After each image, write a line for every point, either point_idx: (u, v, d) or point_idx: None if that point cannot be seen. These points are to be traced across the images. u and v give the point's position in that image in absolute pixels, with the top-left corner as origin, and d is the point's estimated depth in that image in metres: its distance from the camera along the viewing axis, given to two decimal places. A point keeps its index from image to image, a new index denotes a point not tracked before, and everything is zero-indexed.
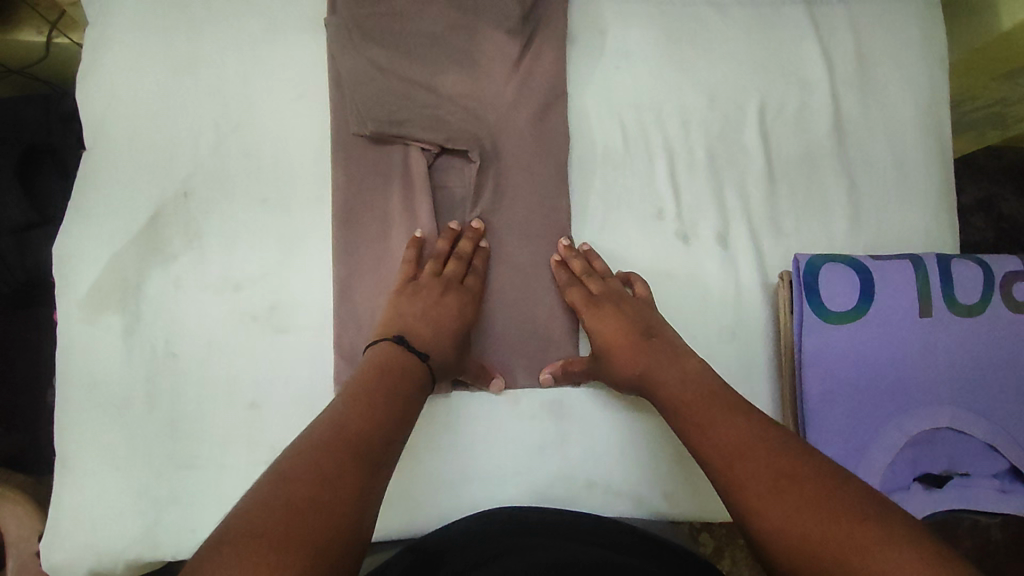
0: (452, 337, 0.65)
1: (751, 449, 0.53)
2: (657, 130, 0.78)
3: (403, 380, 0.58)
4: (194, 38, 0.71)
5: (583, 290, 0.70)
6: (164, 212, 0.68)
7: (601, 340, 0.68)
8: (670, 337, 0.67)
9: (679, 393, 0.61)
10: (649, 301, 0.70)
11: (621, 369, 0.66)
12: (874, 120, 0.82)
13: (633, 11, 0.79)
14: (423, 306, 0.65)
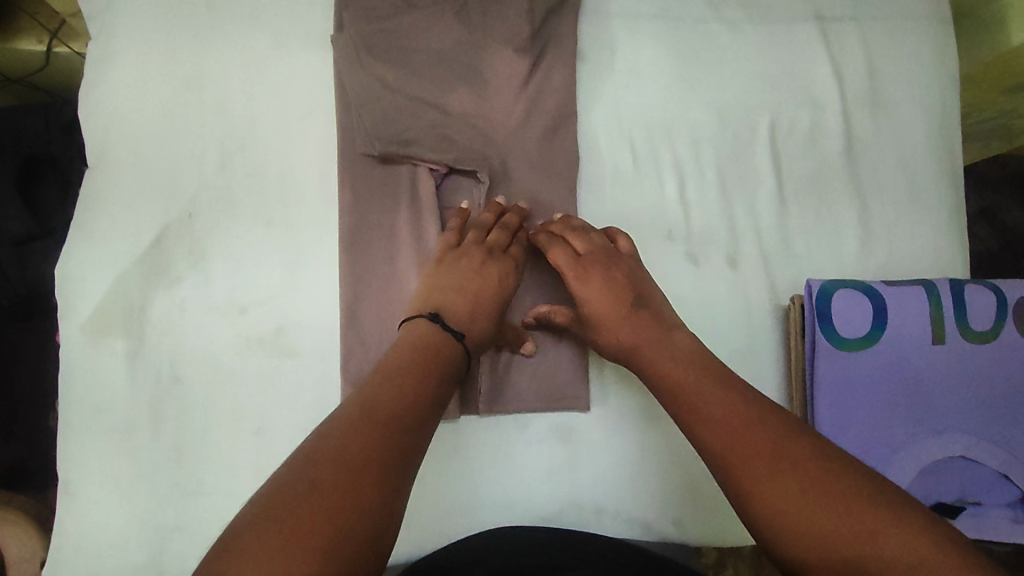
0: (488, 318, 0.62)
1: (747, 430, 0.50)
2: (667, 148, 0.77)
3: (433, 356, 0.55)
4: (199, 56, 0.70)
5: (568, 250, 0.67)
6: (168, 234, 0.67)
7: (591, 308, 0.65)
8: (660, 304, 0.64)
9: (668, 368, 0.58)
10: (632, 254, 0.68)
11: (613, 338, 0.63)
12: (884, 139, 0.81)
13: (643, 29, 0.78)
14: (461, 282, 0.63)
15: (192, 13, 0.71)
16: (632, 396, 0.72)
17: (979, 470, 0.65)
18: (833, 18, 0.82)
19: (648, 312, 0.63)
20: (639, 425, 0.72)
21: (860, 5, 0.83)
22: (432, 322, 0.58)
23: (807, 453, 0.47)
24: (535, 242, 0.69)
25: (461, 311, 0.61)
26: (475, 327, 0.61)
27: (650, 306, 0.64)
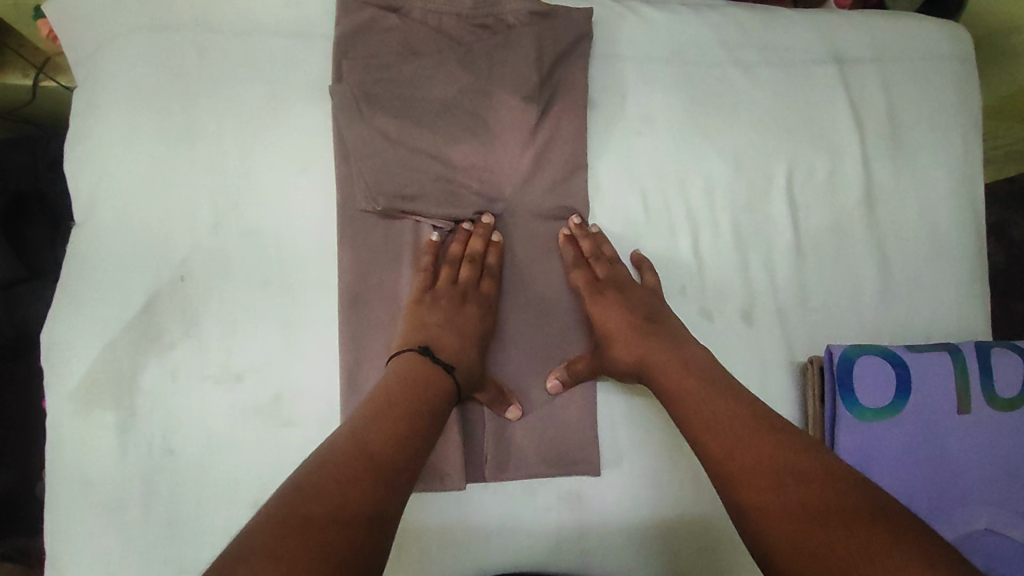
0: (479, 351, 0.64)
1: (754, 445, 0.52)
2: (680, 198, 0.74)
3: (424, 389, 0.58)
4: (191, 108, 0.67)
5: (588, 273, 0.69)
6: (160, 298, 0.64)
7: (604, 325, 0.66)
8: (671, 321, 0.66)
9: (676, 380, 0.60)
10: (656, 289, 0.69)
11: (619, 355, 0.65)
12: (905, 185, 0.78)
13: (654, 73, 0.75)
14: (446, 315, 0.64)
15: (183, 63, 0.68)
16: (644, 462, 0.69)
17: (1006, 543, 0.62)
18: (852, 60, 0.79)
19: (660, 328, 0.65)
20: (652, 492, 0.69)
21: (880, 46, 0.80)
22: (423, 356, 0.61)
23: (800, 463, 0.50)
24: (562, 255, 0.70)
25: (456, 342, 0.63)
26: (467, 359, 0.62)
27: (665, 324, 0.65)
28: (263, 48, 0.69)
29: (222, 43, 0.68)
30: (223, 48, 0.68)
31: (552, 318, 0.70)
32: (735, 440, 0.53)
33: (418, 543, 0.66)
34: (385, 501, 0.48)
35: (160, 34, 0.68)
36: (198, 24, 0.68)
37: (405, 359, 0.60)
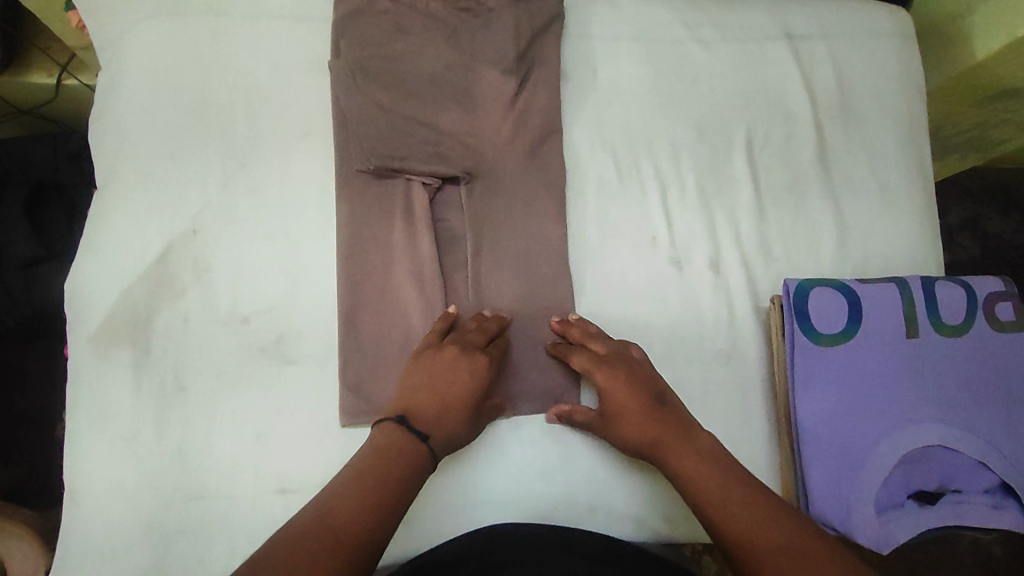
0: (464, 415, 0.64)
1: (770, 530, 0.55)
2: (649, 162, 0.81)
3: (406, 471, 0.57)
4: (204, 82, 0.75)
5: (587, 354, 0.69)
6: (174, 249, 0.70)
7: (614, 405, 0.66)
8: (676, 403, 0.66)
9: (694, 472, 0.61)
10: (645, 360, 0.70)
11: (632, 431, 0.65)
12: (856, 148, 0.85)
13: (622, 50, 0.83)
14: (430, 380, 0.64)
15: (198, 43, 0.75)
16: None
17: (958, 458, 0.66)
18: (803, 36, 0.87)
19: (672, 410, 0.66)
20: None
21: (828, 25, 0.88)
22: (397, 427, 0.60)
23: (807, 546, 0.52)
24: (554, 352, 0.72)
25: (435, 412, 0.62)
26: (448, 434, 0.62)
27: (672, 405, 0.66)
28: (269, 29, 0.77)
29: (232, 25, 0.76)
30: (233, 29, 0.76)
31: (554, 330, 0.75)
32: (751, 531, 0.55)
33: None
34: None
35: (177, 17, 0.76)
36: (210, 8, 0.76)
37: (370, 458, 0.57)
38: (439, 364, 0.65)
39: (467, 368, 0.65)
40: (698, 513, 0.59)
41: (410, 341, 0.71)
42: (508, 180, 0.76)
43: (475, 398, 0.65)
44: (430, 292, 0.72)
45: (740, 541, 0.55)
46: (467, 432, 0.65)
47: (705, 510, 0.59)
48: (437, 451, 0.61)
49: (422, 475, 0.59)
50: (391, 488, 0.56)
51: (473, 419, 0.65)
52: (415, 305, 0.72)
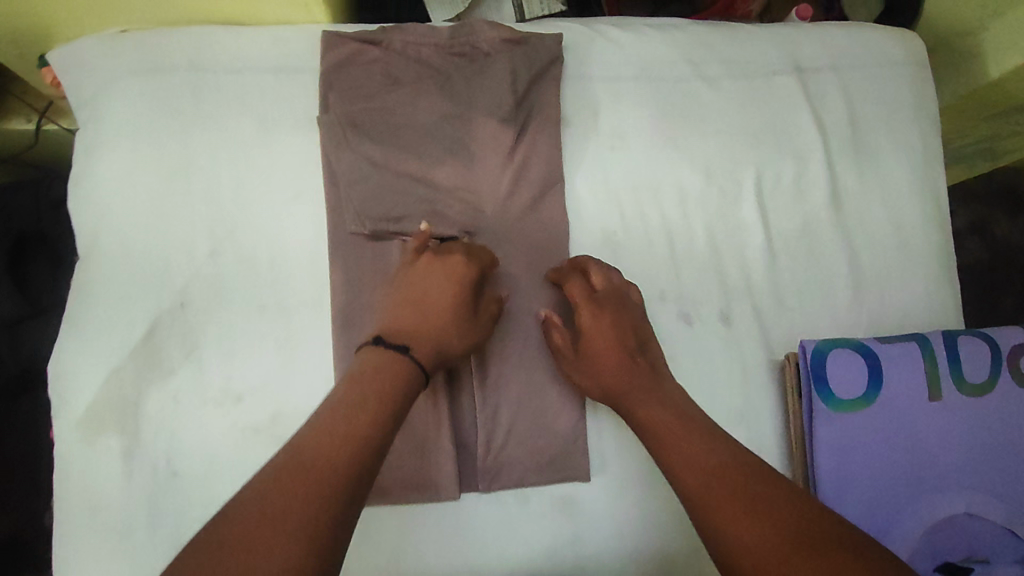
0: (451, 321, 0.65)
1: (725, 473, 0.55)
2: (655, 210, 0.78)
3: (388, 394, 0.57)
4: (186, 144, 0.71)
5: (584, 286, 0.71)
6: (161, 326, 0.67)
7: (595, 344, 0.68)
8: (656, 356, 0.68)
9: (658, 418, 0.62)
10: (639, 305, 0.71)
11: (605, 363, 0.67)
12: (870, 186, 0.82)
13: (624, 91, 0.79)
14: (411, 297, 0.65)
15: (178, 102, 0.71)
16: (642, 492, 0.71)
17: (985, 526, 0.64)
18: (813, 69, 0.83)
19: (651, 359, 0.68)
20: (646, 494, 0.71)
21: (839, 56, 0.84)
22: (372, 349, 0.60)
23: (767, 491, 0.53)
24: (554, 277, 0.72)
25: (416, 330, 0.63)
26: (434, 344, 0.63)
27: (653, 356, 0.68)
28: (253, 84, 0.72)
29: (214, 82, 0.72)
30: (215, 85, 0.72)
31: (555, 391, 0.71)
32: (714, 474, 0.55)
33: (417, 554, 0.67)
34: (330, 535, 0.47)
35: (155, 75, 0.72)
36: (190, 65, 0.72)
37: (343, 390, 0.56)
38: (426, 284, 0.66)
39: (448, 283, 0.66)
40: (656, 453, 0.60)
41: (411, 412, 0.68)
42: (511, 235, 0.73)
43: (458, 307, 0.66)
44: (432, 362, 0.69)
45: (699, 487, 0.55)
46: (460, 337, 0.65)
47: (667, 457, 0.59)
48: (421, 357, 0.62)
49: (409, 378, 0.59)
50: (365, 416, 0.54)
51: (463, 325, 0.66)
52: None
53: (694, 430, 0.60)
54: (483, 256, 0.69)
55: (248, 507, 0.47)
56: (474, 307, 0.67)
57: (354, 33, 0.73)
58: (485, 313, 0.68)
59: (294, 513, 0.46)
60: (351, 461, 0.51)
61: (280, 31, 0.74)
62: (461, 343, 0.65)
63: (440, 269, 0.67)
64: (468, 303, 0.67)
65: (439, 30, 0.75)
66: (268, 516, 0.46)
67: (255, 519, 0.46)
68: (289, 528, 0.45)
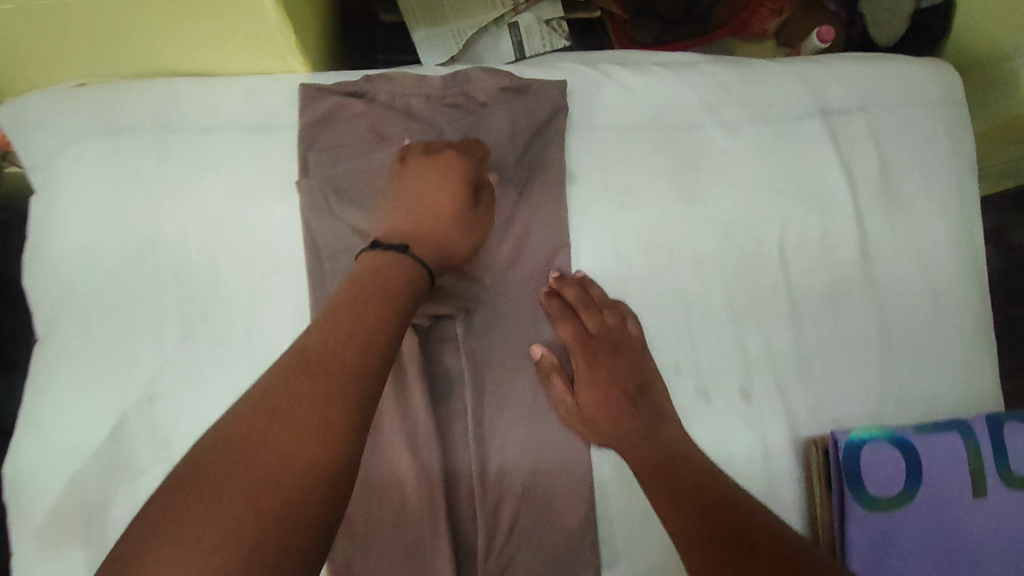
0: (452, 223, 0.62)
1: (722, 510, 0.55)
2: (668, 276, 0.71)
3: (389, 295, 0.53)
4: (150, 215, 0.64)
5: (577, 324, 0.67)
6: (129, 422, 0.61)
7: (592, 390, 0.66)
8: (658, 396, 0.66)
9: (648, 459, 0.62)
10: (640, 340, 0.68)
11: (591, 402, 0.66)
12: (902, 241, 0.75)
13: (634, 142, 0.72)
14: (409, 199, 0.62)
15: (141, 167, 0.64)
16: None
17: None
18: (840, 112, 0.76)
19: (650, 403, 0.66)
20: None
21: (869, 97, 0.76)
22: (369, 254, 0.57)
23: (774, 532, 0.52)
24: (547, 306, 0.68)
25: (413, 232, 0.60)
26: (434, 251, 0.60)
27: (654, 398, 0.66)
28: (225, 147, 0.65)
29: (180, 144, 0.65)
30: (182, 147, 0.65)
31: (561, 481, 0.66)
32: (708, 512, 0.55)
33: None
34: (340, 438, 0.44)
35: (115, 138, 0.64)
36: (153, 123, 0.64)
37: (343, 294, 0.52)
38: (423, 191, 0.62)
39: (439, 186, 0.62)
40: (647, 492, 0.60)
41: (407, 513, 0.63)
42: (512, 309, 0.68)
43: (454, 211, 0.62)
44: (428, 456, 0.64)
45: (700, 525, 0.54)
46: (462, 240, 0.63)
47: (655, 497, 0.59)
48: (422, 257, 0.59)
49: (409, 279, 0.56)
50: (375, 307, 0.52)
51: (458, 225, 0.63)
52: (409, 470, 0.63)
53: (681, 466, 0.60)
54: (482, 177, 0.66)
55: (244, 425, 0.43)
56: (471, 210, 0.64)
57: (334, 86, 0.66)
58: (478, 213, 0.64)
59: (295, 433, 0.43)
60: (356, 381, 0.47)
61: (253, 81, 0.66)
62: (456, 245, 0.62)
63: (432, 179, 0.63)
64: (463, 203, 0.63)
65: (430, 80, 0.68)
66: (269, 437, 0.42)
67: (253, 436, 0.42)
68: (291, 456, 0.42)
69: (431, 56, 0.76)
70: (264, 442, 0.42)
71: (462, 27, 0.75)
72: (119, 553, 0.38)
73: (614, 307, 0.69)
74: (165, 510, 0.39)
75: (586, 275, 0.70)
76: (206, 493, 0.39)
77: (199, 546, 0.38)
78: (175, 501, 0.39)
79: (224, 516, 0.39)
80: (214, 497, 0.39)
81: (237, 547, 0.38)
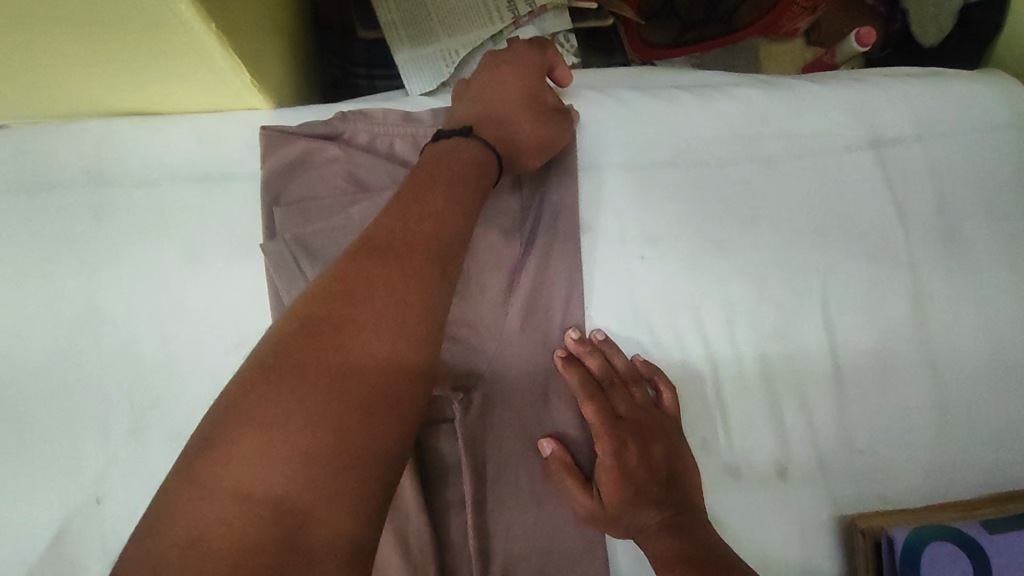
0: (521, 113, 0.56)
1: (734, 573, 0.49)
2: (696, 335, 0.61)
3: (460, 174, 0.50)
4: (90, 284, 0.54)
5: (603, 404, 0.57)
6: (70, 530, 0.52)
7: (613, 484, 0.55)
8: (692, 490, 0.56)
9: (663, 543, 0.53)
10: (675, 418, 0.58)
11: (613, 495, 0.55)
12: (962, 291, 0.65)
13: (657, 180, 0.62)
14: (475, 93, 0.57)
15: (76, 229, 0.54)
16: None
17: None
18: (892, 141, 0.66)
19: (681, 493, 0.56)
20: None
21: (925, 123, 0.67)
22: (434, 143, 0.53)
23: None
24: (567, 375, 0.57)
25: (482, 115, 0.55)
26: (505, 137, 0.55)
27: (687, 487, 0.56)
28: (175, 202, 0.55)
29: (122, 200, 0.55)
30: (125, 203, 0.55)
31: None
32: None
33: None
34: (413, 324, 0.42)
35: (45, 194, 0.54)
36: (90, 176, 0.55)
37: (414, 178, 0.49)
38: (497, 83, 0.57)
39: (512, 80, 0.58)
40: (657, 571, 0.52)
41: None
42: (518, 382, 0.58)
43: (527, 99, 0.57)
44: (420, 558, 0.55)
45: None
46: (532, 128, 0.56)
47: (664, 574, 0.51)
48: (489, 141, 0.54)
49: (476, 159, 0.52)
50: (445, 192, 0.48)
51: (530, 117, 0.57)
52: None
53: (697, 548, 0.51)
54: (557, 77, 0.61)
55: (313, 319, 0.40)
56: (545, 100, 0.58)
57: (303, 127, 0.56)
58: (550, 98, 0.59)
59: (369, 325, 0.40)
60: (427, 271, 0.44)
61: (206, 123, 0.56)
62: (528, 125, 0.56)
63: (503, 73, 0.58)
64: (536, 92, 0.58)
65: (418, 116, 0.58)
66: (339, 332, 0.39)
67: (323, 329, 0.39)
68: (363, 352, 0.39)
69: (417, 82, 0.65)
70: (342, 333, 0.39)
71: (453, 47, 0.66)
72: (192, 446, 0.35)
73: (641, 381, 0.59)
74: (238, 400, 0.36)
75: (608, 337, 0.59)
76: (278, 386, 0.37)
77: (276, 442, 0.35)
78: (245, 393, 0.36)
79: (309, 398, 0.37)
80: (290, 390, 0.37)
81: (315, 442, 0.36)
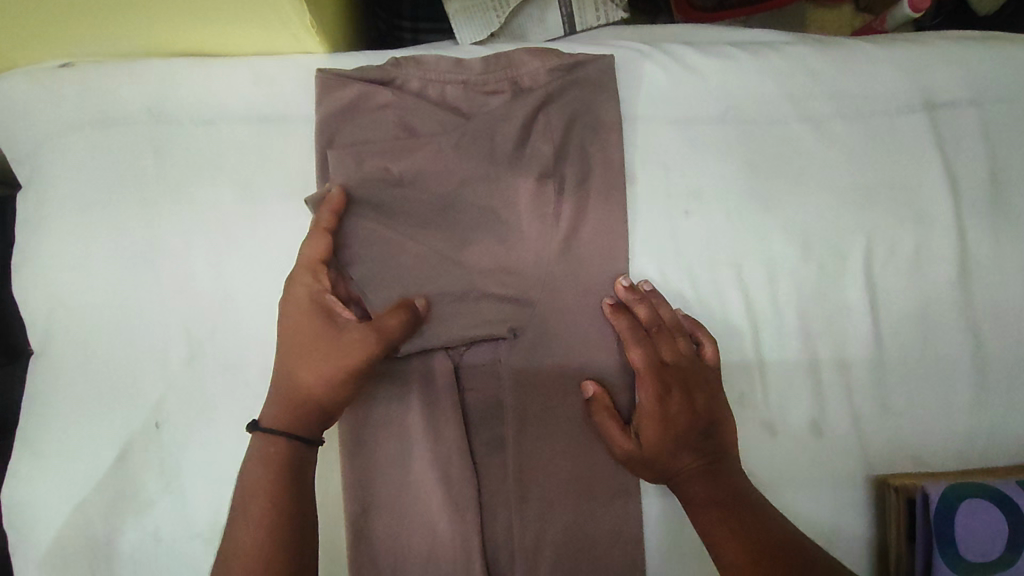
0: (307, 364, 0.51)
1: (750, 515, 0.52)
2: (738, 291, 0.62)
3: (282, 432, 0.51)
4: (149, 220, 0.56)
5: (650, 349, 0.58)
6: (133, 450, 0.54)
7: (651, 428, 0.56)
8: (729, 437, 0.57)
9: (694, 485, 0.54)
10: (716, 365, 0.59)
11: (650, 441, 0.56)
12: (1008, 258, 0.64)
13: (704, 136, 0.62)
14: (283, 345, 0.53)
15: (139, 164, 0.56)
16: None
17: None
18: (948, 104, 0.65)
19: (717, 441, 0.56)
20: None
21: (982, 86, 0.65)
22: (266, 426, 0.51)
23: (773, 523, 0.51)
24: (615, 321, 0.58)
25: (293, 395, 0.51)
26: (316, 366, 0.51)
27: (725, 435, 0.56)
28: (231, 142, 0.57)
29: (180, 139, 0.57)
30: (184, 141, 0.57)
31: (605, 515, 0.59)
32: (733, 514, 0.52)
33: None
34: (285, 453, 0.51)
35: (107, 131, 0.56)
36: (150, 114, 0.57)
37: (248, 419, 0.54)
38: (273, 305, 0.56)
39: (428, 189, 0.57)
40: (688, 507, 0.54)
41: (436, 553, 0.57)
42: (565, 321, 0.59)
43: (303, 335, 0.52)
44: (459, 492, 0.57)
45: (723, 526, 0.51)
46: (305, 365, 0.51)
47: (698, 513, 0.53)
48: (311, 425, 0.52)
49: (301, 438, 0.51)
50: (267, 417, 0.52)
51: (330, 356, 0.51)
52: (440, 505, 0.57)
53: (725, 492, 0.53)
54: (613, 96, 0.60)
55: (241, 516, 0.49)
56: (609, 200, 0.60)
57: (358, 72, 0.57)
58: (346, 344, 0.51)
59: (280, 501, 0.49)
60: (294, 465, 0.51)
61: (262, 64, 0.58)
62: (343, 371, 0.51)
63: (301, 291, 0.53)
64: (324, 320, 0.52)
65: (467, 64, 0.59)
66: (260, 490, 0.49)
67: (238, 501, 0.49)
68: (295, 524, 0.49)
69: (467, 31, 0.66)
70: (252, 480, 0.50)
71: None
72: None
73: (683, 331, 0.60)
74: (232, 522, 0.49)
75: (653, 287, 0.60)
76: (239, 527, 0.48)
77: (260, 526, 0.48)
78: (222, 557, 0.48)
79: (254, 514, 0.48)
80: (259, 499, 0.49)
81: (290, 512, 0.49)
